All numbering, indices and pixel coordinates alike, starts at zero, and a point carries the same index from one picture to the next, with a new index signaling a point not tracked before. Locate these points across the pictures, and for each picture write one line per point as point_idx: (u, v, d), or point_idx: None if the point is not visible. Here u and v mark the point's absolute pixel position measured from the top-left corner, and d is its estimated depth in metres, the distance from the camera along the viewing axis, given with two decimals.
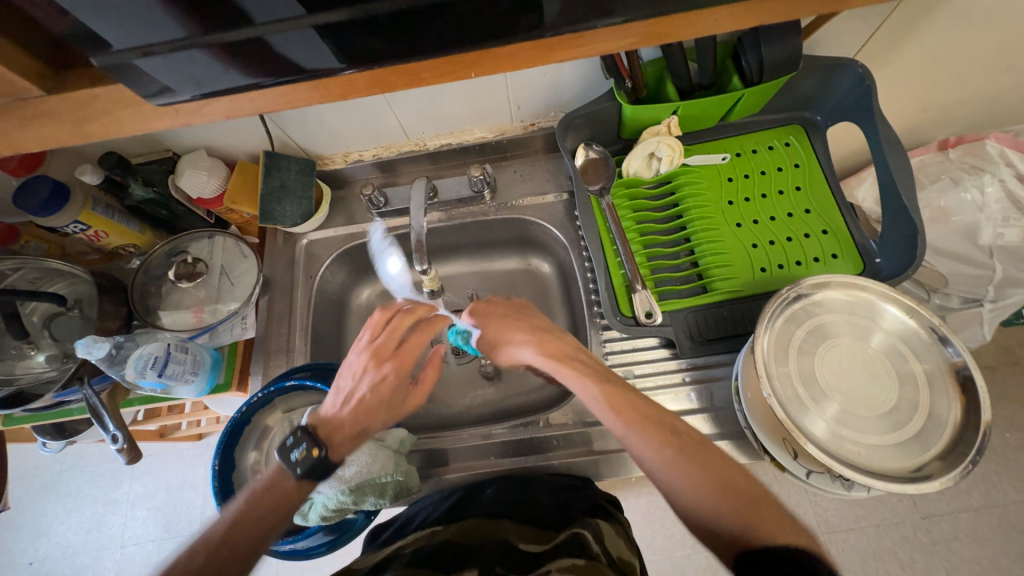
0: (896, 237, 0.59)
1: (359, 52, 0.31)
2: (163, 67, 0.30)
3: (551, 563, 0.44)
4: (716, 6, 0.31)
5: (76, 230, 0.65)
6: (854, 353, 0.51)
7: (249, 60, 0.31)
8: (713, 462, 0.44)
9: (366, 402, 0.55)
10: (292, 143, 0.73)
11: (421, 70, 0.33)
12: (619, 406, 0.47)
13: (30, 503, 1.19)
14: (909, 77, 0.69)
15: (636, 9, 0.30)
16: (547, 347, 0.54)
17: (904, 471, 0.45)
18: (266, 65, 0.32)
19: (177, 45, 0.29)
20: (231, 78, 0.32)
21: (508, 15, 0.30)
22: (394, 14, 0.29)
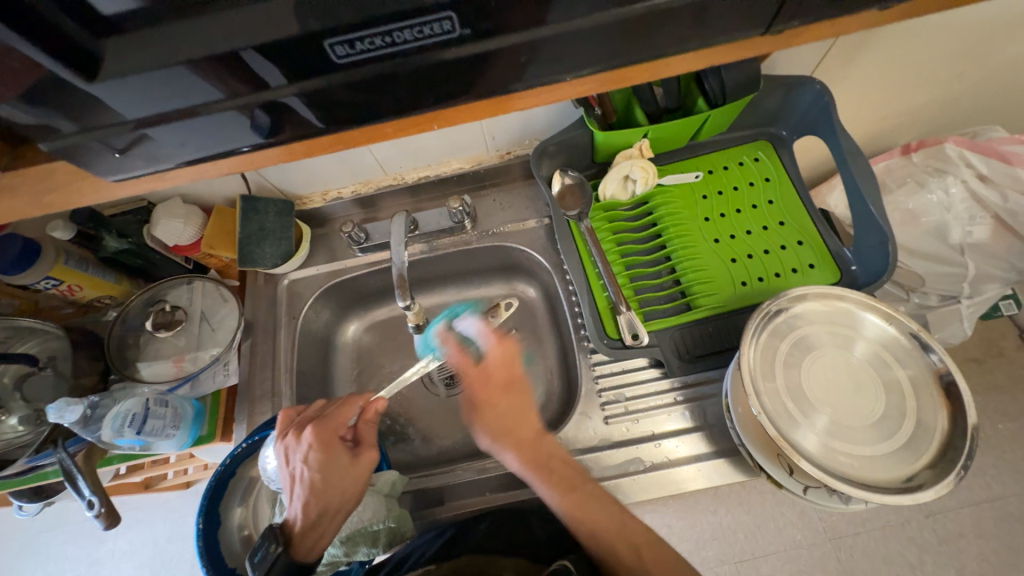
0: (869, 245, 0.60)
1: (323, 118, 0.31)
2: (125, 140, 0.30)
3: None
4: (679, 52, 0.30)
5: (48, 286, 0.63)
6: (839, 363, 0.51)
7: (209, 132, 0.31)
8: (656, 559, 0.47)
9: (316, 486, 0.49)
10: (269, 185, 0.73)
11: (383, 126, 0.33)
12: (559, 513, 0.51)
13: (7, 570, 1.13)
14: (867, 88, 0.72)
15: (600, 60, 0.30)
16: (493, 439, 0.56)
17: (897, 481, 0.45)
18: (229, 136, 0.31)
19: (137, 121, 0.29)
20: (189, 148, 0.32)
21: (471, 73, 0.29)
22: (352, 80, 0.29)
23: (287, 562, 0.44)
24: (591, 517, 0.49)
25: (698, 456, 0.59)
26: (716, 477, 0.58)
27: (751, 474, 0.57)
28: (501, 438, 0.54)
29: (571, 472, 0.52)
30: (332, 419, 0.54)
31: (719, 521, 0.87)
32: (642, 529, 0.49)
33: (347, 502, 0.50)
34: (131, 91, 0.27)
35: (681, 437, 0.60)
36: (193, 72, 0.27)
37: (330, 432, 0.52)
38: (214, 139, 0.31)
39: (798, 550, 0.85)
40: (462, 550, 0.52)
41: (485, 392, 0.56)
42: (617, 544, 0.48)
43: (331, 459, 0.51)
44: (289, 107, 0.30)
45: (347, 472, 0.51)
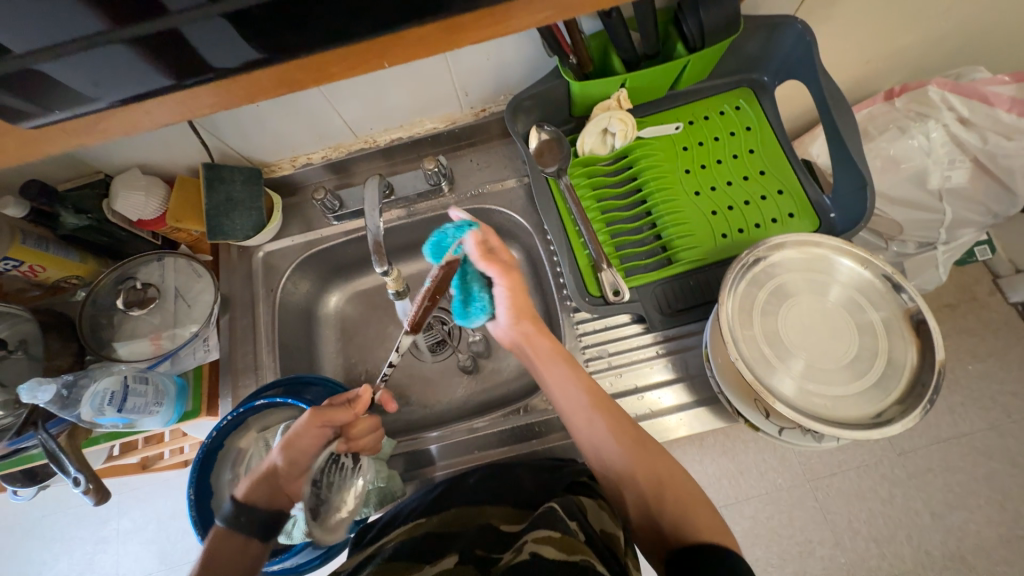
0: (847, 190, 0.59)
1: (252, 47, 0.29)
2: (42, 86, 0.28)
3: (528, 534, 0.44)
4: None
5: (8, 266, 0.61)
6: (814, 309, 0.52)
7: (118, 68, 0.28)
8: (647, 444, 0.51)
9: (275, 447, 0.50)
10: (233, 152, 0.70)
11: (330, 63, 0.30)
12: (591, 402, 0.53)
13: (16, 554, 1.15)
14: (851, 29, 0.69)
15: None
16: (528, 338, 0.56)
17: (866, 418, 0.47)
18: (142, 72, 0.29)
19: (41, 53, 0.27)
20: (104, 93, 0.29)
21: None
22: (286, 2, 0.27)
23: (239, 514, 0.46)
24: (595, 404, 0.53)
25: (681, 406, 0.60)
26: (697, 425, 0.60)
27: (729, 419, 0.59)
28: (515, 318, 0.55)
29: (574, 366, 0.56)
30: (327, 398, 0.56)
31: (704, 469, 0.91)
32: (637, 430, 0.52)
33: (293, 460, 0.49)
34: (31, 13, 0.25)
35: (663, 388, 0.61)
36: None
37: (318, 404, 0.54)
38: (137, 74, 0.29)
39: (778, 491, 0.90)
40: (452, 504, 0.53)
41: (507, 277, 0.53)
42: (614, 430, 0.51)
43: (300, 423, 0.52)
44: (213, 33, 0.28)
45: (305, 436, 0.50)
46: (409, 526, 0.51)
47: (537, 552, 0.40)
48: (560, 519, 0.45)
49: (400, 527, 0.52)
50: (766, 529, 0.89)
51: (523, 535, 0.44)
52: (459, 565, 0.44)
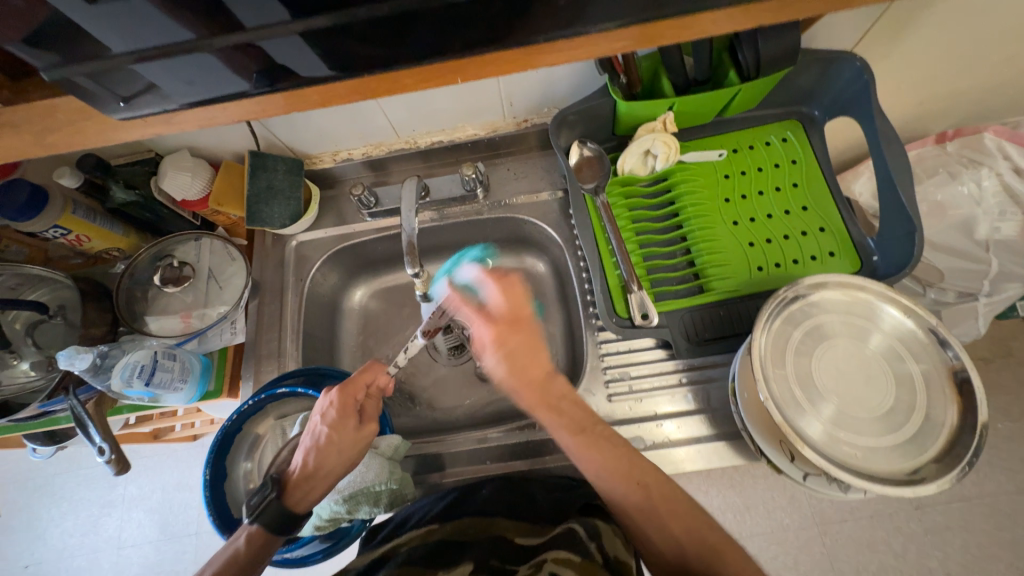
0: (893, 234, 0.58)
1: (324, 62, 0.29)
2: (127, 80, 0.28)
3: (547, 553, 0.45)
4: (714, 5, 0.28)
5: (57, 234, 0.63)
6: (851, 353, 0.50)
7: (205, 71, 0.29)
8: (665, 502, 0.48)
9: (318, 448, 0.50)
10: (279, 143, 0.71)
11: (401, 77, 0.30)
12: (609, 469, 0.49)
13: (26, 508, 1.19)
14: (910, 70, 0.68)
15: (632, 11, 0.28)
16: (535, 394, 0.52)
17: (900, 473, 0.45)
18: (225, 77, 0.29)
19: (131, 56, 0.27)
20: (191, 91, 0.30)
21: (496, 17, 0.28)
22: (372, 21, 0.27)
23: (281, 508, 0.47)
24: (610, 465, 0.49)
25: (698, 438, 0.59)
26: (715, 459, 0.58)
27: (750, 457, 0.57)
28: (517, 388, 0.52)
29: (581, 415, 0.52)
30: (351, 387, 0.53)
31: (709, 501, 0.89)
32: (654, 472, 0.49)
33: (344, 466, 0.51)
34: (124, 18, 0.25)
35: (682, 418, 0.60)
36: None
37: (350, 397, 0.52)
38: (215, 79, 0.29)
39: (785, 532, 0.87)
40: (463, 512, 0.53)
41: (495, 332, 0.53)
42: (628, 489, 0.48)
43: (340, 425, 0.51)
44: (289, 49, 0.28)
45: (352, 439, 0.51)
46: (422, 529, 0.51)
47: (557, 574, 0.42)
48: (582, 540, 0.46)
49: (413, 531, 0.52)
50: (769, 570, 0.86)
51: (542, 552, 0.46)
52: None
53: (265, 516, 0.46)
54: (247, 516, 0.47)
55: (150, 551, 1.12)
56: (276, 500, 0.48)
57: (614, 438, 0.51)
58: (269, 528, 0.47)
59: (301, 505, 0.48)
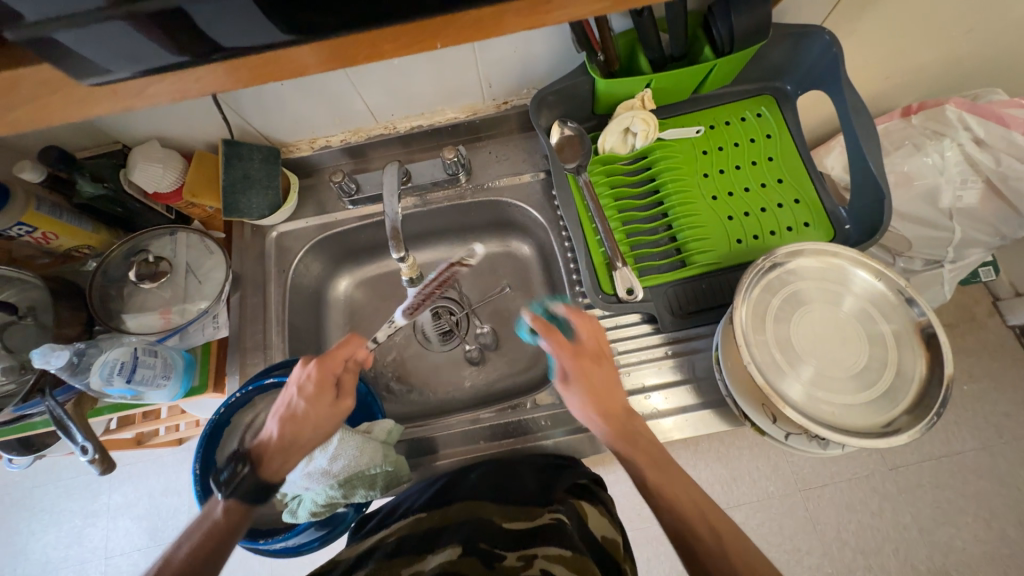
0: (864, 202, 0.60)
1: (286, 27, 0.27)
2: None
3: (538, 548, 0.44)
4: None
5: (22, 232, 0.61)
6: (827, 317, 0.52)
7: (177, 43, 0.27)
8: (732, 539, 0.45)
9: (292, 420, 0.49)
10: (253, 131, 0.69)
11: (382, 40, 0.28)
12: (682, 503, 0.47)
13: (5, 523, 1.15)
14: (877, 44, 0.69)
15: None
16: (609, 422, 0.52)
17: (876, 427, 0.47)
18: None
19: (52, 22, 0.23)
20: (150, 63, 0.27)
21: None
22: None
23: (256, 481, 0.47)
24: (684, 499, 0.47)
25: (685, 408, 0.61)
26: (702, 426, 0.60)
27: (735, 423, 0.59)
28: (589, 418, 0.52)
29: (657, 454, 0.51)
30: (329, 359, 0.51)
31: (697, 473, 0.93)
32: (721, 517, 0.47)
33: (318, 438, 0.50)
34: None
35: (669, 389, 0.62)
36: None
37: (327, 370, 0.51)
38: None
39: (769, 499, 0.91)
40: (454, 499, 0.54)
41: (582, 364, 0.53)
42: (693, 521, 0.46)
43: (316, 397, 0.50)
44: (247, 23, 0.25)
45: (328, 412, 0.50)
46: (411, 520, 0.52)
47: (549, 572, 0.41)
48: (570, 535, 0.47)
49: (402, 521, 0.52)
50: (756, 536, 0.90)
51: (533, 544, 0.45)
52: (463, 557, 0.43)
53: (237, 489, 0.46)
54: (217, 490, 0.47)
55: (140, 558, 1.10)
56: (250, 467, 0.47)
57: (685, 476, 0.50)
58: (241, 499, 0.46)
59: (273, 475, 0.48)
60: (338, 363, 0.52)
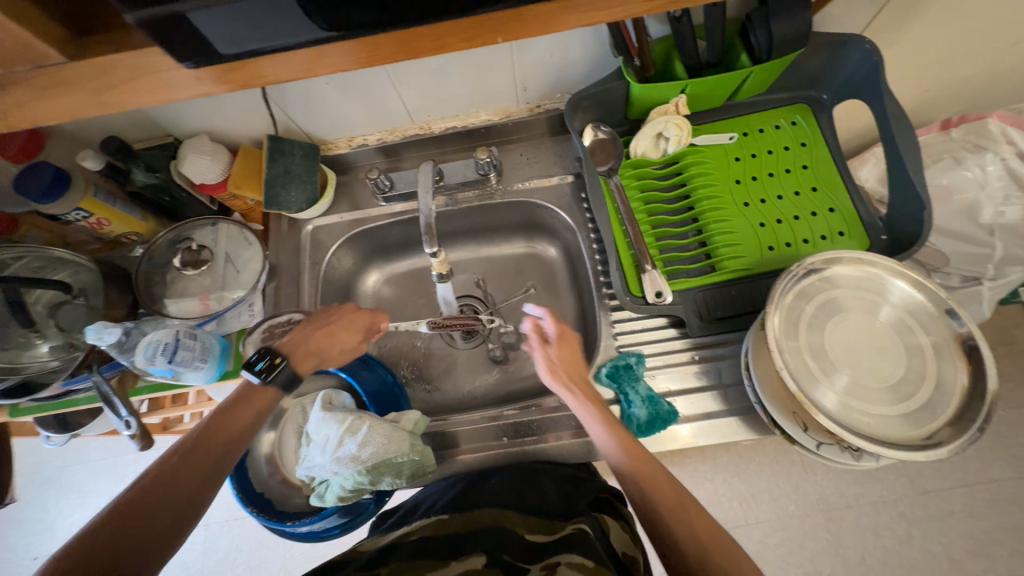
0: (902, 212, 0.59)
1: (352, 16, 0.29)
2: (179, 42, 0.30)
3: (561, 556, 0.46)
4: None
5: (79, 217, 0.64)
6: (862, 326, 0.51)
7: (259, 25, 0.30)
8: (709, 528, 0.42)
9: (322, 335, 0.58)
10: (296, 128, 0.72)
11: (449, 32, 0.32)
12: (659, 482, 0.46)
13: (34, 501, 1.19)
14: (918, 55, 0.69)
15: None
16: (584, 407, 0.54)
17: (914, 440, 0.46)
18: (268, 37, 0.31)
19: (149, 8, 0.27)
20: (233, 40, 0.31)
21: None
22: None
23: (291, 374, 0.53)
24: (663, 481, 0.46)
25: (711, 414, 0.60)
26: (729, 434, 0.59)
27: (764, 432, 0.58)
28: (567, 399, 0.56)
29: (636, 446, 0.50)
30: (365, 312, 0.63)
31: (715, 488, 0.91)
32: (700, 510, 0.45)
33: (332, 356, 0.57)
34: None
35: (695, 395, 0.61)
36: None
37: (364, 318, 0.62)
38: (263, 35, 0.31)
39: (790, 519, 0.89)
40: (478, 503, 0.54)
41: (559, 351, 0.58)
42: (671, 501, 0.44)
43: (344, 329, 0.60)
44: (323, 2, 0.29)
45: (348, 344, 0.59)
46: (433, 520, 0.53)
47: None
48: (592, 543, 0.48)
49: (424, 520, 0.53)
50: (774, 556, 0.87)
51: (554, 553, 0.47)
52: (486, 567, 0.45)
53: (280, 375, 0.52)
54: (255, 374, 0.51)
55: None
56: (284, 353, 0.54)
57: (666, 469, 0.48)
58: (277, 382, 0.52)
59: (298, 370, 0.54)
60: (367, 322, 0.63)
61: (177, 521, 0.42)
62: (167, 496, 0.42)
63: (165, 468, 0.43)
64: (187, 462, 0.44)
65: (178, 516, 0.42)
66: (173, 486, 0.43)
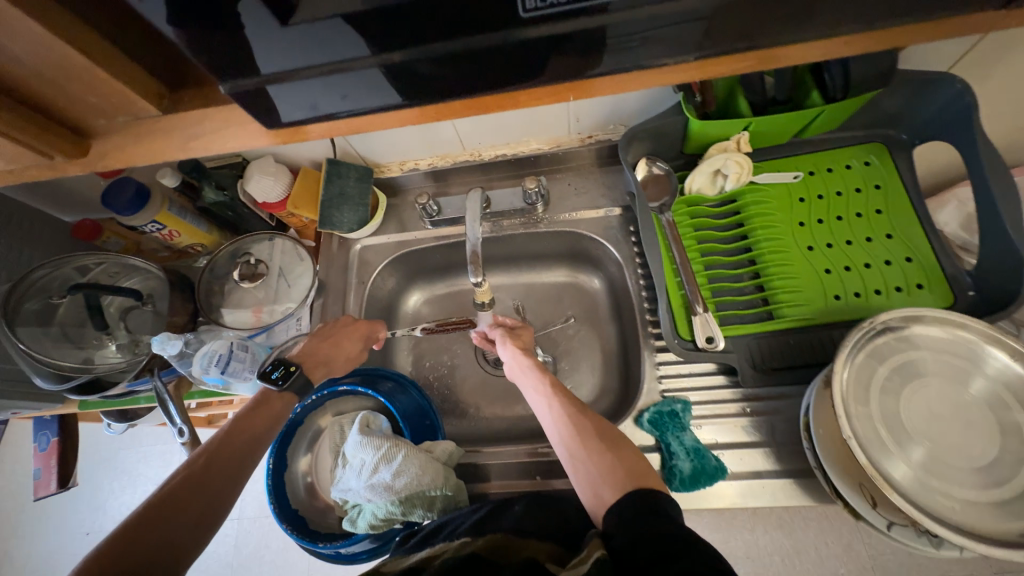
0: (995, 268, 0.53)
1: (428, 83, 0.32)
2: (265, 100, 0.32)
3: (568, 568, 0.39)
4: (814, 37, 0.31)
5: (154, 229, 0.69)
6: (945, 396, 0.46)
7: (340, 87, 0.32)
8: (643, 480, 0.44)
9: (324, 342, 0.61)
10: (353, 152, 0.75)
11: (526, 95, 0.34)
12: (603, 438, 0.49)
13: (90, 480, 1.28)
14: (1014, 95, 0.63)
15: (727, 41, 0.31)
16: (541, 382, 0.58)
17: (1007, 534, 0.40)
18: (345, 97, 0.32)
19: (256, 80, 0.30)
20: (308, 100, 0.32)
21: (592, 44, 0.30)
22: (491, 48, 0.30)
23: (304, 382, 0.56)
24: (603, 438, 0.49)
25: (761, 473, 0.55)
26: (781, 498, 0.54)
27: (821, 500, 0.53)
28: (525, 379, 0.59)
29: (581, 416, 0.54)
30: (358, 324, 0.66)
31: (755, 540, 0.85)
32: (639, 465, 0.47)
33: (337, 363, 0.60)
34: (271, 45, 0.29)
35: (743, 450, 0.57)
36: (340, 29, 0.28)
37: (360, 328, 0.65)
38: (341, 95, 0.32)
39: None
40: (498, 528, 0.48)
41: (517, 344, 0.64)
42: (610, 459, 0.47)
43: (344, 335, 0.63)
44: (397, 70, 0.31)
45: (348, 350, 0.62)
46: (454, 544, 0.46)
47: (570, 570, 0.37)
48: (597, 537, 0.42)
49: (444, 543, 0.47)
50: None
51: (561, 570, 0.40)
52: None
53: (294, 382, 0.55)
54: (271, 384, 0.54)
55: None
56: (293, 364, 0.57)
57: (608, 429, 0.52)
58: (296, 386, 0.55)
59: (312, 378, 0.58)
60: (362, 331, 0.65)
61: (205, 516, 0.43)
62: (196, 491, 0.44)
63: (197, 468, 0.45)
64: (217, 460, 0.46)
65: (204, 513, 0.43)
66: (203, 483, 0.44)
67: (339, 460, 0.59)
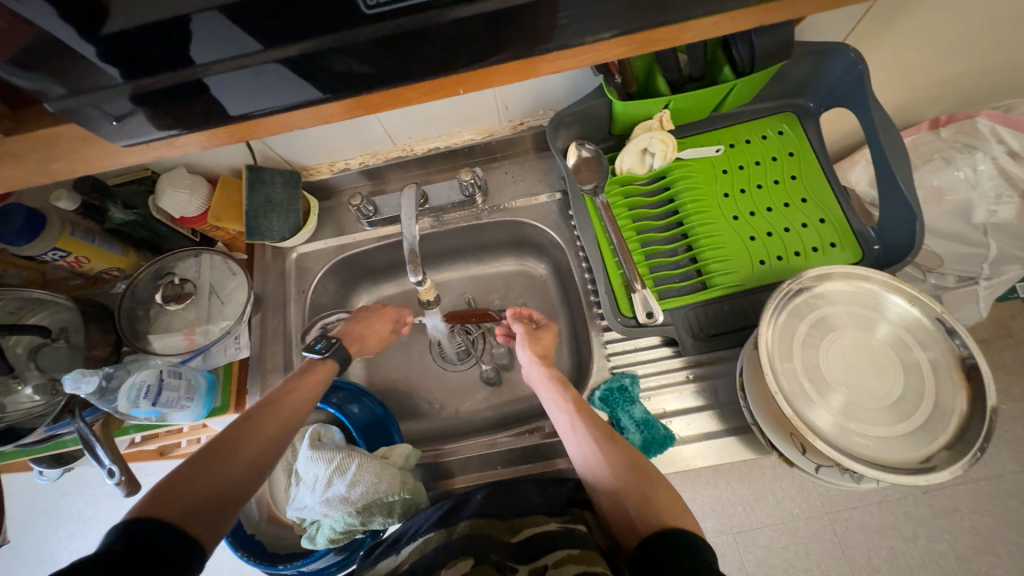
0: (893, 222, 0.58)
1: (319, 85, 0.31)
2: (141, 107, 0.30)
3: (547, 558, 0.43)
4: (707, 14, 0.31)
5: (56, 257, 0.63)
6: (857, 344, 0.50)
7: (230, 90, 0.30)
8: (664, 496, 0.45)
9: (356, 324, 0.65)
10: (275, 155, 0.71)
11: (407, 91, 0.33)
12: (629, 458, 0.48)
13: (32, 531, 1.18)
14: (902, 59, 0.68)
15: (620, 21, 0.30)
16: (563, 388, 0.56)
17: (911, 463, 0.44)
18: (237, 100, 0.31)
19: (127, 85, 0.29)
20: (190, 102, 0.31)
21: (481, 33, 0.30)
22: (377, 40, 0.29)
23: (345, 354, 0.60)
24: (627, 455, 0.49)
25: (708, 434, 0.59)
26: (726, 455, 0.58)
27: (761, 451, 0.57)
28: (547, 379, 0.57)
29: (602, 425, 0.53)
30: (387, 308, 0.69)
31: (718, 494, 0.90)
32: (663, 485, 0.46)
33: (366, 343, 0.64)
34: (140, 48, 0.27)
35: (691, 415, 0.60)
36: (215, 22, 0.26)
37: (389, 313, 0.69)
38: (233, 99, 0.31)
39: (794, 520, 0.87)
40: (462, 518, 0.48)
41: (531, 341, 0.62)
42: (635, 478, 0.46)
43: (374, 319, 0.67)
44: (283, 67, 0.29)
45: (378, 331, 0.66)
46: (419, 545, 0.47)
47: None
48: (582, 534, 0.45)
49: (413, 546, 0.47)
50: (779, 560, 0.86)
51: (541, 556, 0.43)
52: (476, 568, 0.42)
53: (338, 352, 0.58)
54: (315, 352, 0.58)
55: None
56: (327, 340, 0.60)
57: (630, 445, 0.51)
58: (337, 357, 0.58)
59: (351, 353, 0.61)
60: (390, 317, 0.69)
61: (223, 514, 0.42)
62: (210, 479, 0.43)
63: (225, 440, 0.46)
64: (228, 448, 0.46)
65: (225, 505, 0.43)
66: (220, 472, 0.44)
67: (295, 477, 0.57)
